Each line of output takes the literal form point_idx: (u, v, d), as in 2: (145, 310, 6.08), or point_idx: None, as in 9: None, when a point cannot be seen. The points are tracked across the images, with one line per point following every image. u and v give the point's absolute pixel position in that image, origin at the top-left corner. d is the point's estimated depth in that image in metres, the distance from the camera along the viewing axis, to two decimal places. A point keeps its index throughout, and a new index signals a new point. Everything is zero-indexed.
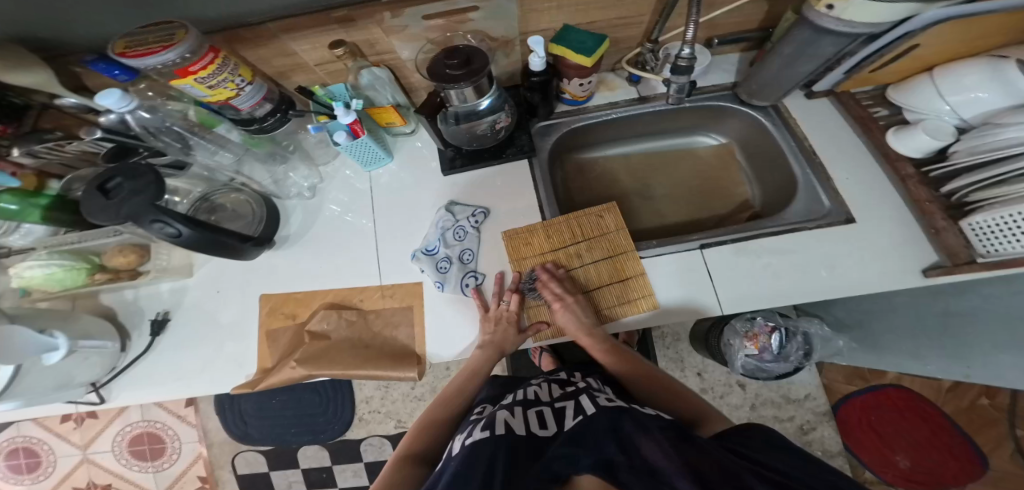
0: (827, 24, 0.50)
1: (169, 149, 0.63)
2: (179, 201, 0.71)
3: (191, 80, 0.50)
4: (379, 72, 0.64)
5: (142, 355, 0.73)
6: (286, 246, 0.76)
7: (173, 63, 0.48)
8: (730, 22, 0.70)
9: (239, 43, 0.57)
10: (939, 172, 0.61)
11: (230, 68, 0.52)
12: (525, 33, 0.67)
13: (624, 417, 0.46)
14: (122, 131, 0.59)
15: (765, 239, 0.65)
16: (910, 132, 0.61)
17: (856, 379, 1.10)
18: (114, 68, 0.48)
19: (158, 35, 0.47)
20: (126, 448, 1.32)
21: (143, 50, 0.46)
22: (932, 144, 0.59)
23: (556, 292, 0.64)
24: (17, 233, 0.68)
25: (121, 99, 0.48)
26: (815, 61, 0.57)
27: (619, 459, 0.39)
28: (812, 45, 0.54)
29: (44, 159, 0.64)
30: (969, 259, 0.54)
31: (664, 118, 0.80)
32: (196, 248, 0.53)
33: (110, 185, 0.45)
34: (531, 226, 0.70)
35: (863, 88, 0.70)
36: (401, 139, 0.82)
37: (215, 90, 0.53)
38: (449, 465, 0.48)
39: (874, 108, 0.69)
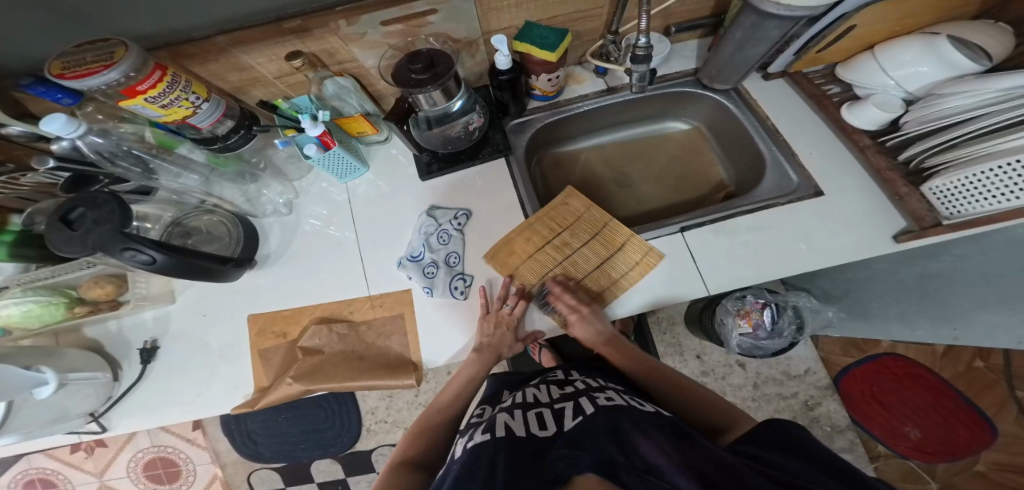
0: (769, 9, 0.50)
1: (130, 174, 0.64)
2: (150, 229, 0.66)
3: (141, 100, 0.49)
4: (344, 81, 0.66)
5: (136, 384, 0.72)
6: (268, 265, 0.76)
7: (117, 81, 0.48)
8: (682, 10, 0.70)
9: (185, 58, 0.57)
10: (894, 141, 0.62)
11: (182, 86, 0.52)
12: (487, 32, 0.67)
13: (621, 417, 0.48)
14: (77, 158, 0.59)
15: (738, 219, 0.66)
16: (864, 105, 0.62)
17: (853, 350, 1.11)
18: (55, 91, 0.48)
19: (98, 55, 0.47)
20: (142, 472, 1.31)
21: (82, 70, 0.46)
22: (883, 117, 0.60)
23: (571, 303, 0.64)
24: None
25: (67, 124, 0.48)
26: (764, 45, 0.58)
27: (619, 459, 0.41)
28: (758, 29, 0.55)
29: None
30: (935, 222, 0.55)
31: (633, 107, 0.81)
32: (173, 273, 0.53)
33: (73, 215, 0.45)
34: (506, 237, 0.70)
35: (815, 67, 0.71)
36: (375, 147, 0.81)
37: (168, 109, 0.53)
38: (452, 467, 0.49)
39: (827, 86, 0.70)
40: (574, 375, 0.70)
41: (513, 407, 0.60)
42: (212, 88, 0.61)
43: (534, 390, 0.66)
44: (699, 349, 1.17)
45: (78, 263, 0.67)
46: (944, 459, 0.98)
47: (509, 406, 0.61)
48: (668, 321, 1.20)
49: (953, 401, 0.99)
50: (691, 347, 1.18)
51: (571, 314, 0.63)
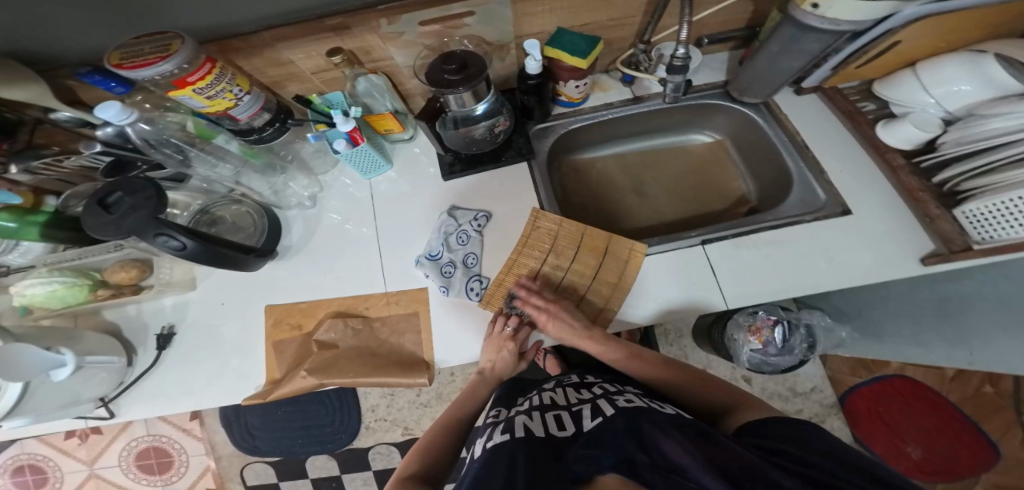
0: (812, 22, 0.51)
1: (169, 161, 0.65)
2: (179, 214, 0.70)
3: (190, 91, 0.52)
4: (375, 79, 0.67)
5: (149, 370, 0.73)
6: (287, 257, 0.76)
7: (172, 74, 0.49)
8: (714, 22, 0.71)
9: (232, 52, 0.58)
10: (930, 162, 0.62)
11: (228, 79, 0.54)
12: (519, 37, 0.67)
13: (642, 418, 0.45)
14: (120, 144, 0.61)
15: (762, 233, 0.65)
16: (901, 124, 0.62)
17: (861, 370, 1.08)
18: (109, 80, 0.50)
19: (151, 47, 0.48)
20: (133, 462, 1.31)
21: (139, 61, 0.47)
22: (922, 136, 0.60)
23: (540, 304, 0.64)
24: (16, 251, 0.68)
25: (120, 113, 0.49)
26: (802, 58, 0.58)
27: (640, 458, 0.38)
28: (797, 41, 0.55)
29: (40, 176, 0.67)
30: (965, 245, 0.55)
31: (657, 117, 0.81)
32: (198, 260, 0.53)
33: (111, 199, 0.46)
34: (498, 278, 0.69)
35: (850, 82, 0.72)
36: (399, 146, 0.82)
37: (213, 100, 0.55)
38: (471, 468, 0.50)
39: (861, 103, 0.71)
40: (590, 379, 0.69)
41: (532, 409, 0.60)
42: (255, 83, 0.63)
43: (551, 392, 0.65)
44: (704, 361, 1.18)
45: (108, 245, 0.71)
46: (943, 479, 0.98)
47: (527, 409, 0.60)
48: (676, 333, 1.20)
49: (959, 422, 0.98)
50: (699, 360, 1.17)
51: (541, 315, 0.63)
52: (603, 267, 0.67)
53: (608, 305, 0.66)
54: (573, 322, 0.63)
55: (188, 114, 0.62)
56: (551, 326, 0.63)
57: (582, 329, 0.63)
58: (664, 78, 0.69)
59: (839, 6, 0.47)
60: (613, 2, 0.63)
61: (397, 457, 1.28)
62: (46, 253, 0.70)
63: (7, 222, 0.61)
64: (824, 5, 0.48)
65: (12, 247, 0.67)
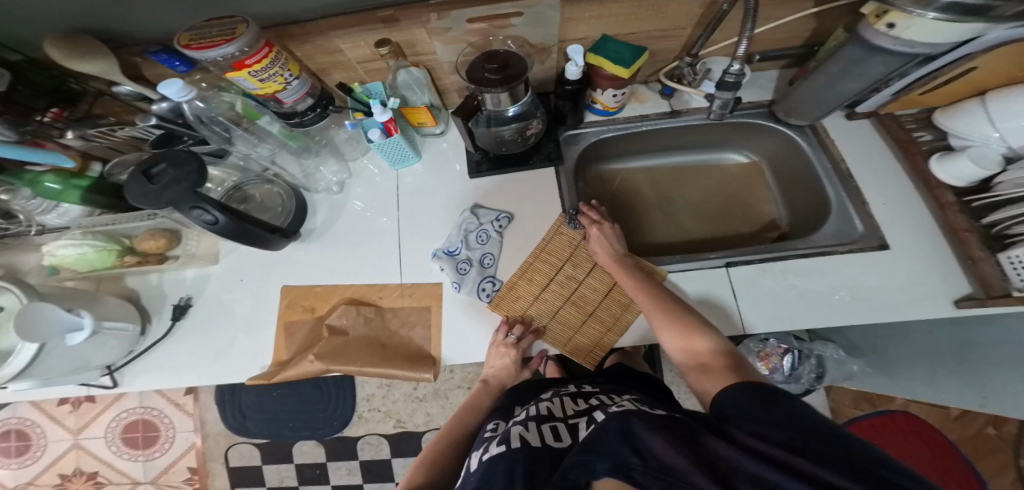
0: (884, 43, 0.49)
1: (214, 137, 0.67)
2: (213, 189, 0.72)
3: (246, 74, 0.55)
4: (416, 73, 0.68)
5: (160, 341, 0.73)
6: (311, 239, 0.77)
7: (232, 56, 0.53)
8: (773, 37, 0.69)
9: (289, 39, 0.61)
10: (982, 202, 0.59)
11: (281, 63, 0.57)
12: (563, 41, 0.67)
13: (633, 419, 0.43)
14: (172, 118, 0.65)
15: (791, 261, 0.64)
16: (957, 159, 0.59)
17: (863, 403, 1.10)
18: (175, 59, 0.55)
19: (219, 29, 0.52)
20: (119, 435, 1.32)
21: (205, 43, 0.51)
22: (977, 173, 0.57)
23: (594, 218, 0.70)
24: (54, 213, 0.70)
25: (181, 89, 0.53)
26: (863, 81, 0.57)
27: (634, 462, 0.37)
28: (861, 64, 0.53)
29: (91, 143, 0.68)
30: (1004, 291, 0.53)
31: (693, 132, 0.80)
32: (227, 236, 0.54)
33: (153, 171, 0.46)
34: (510, 282, 0.70)
35: (908, 110, 0.69)
36: (429, 140, 0.82)
37: (265, 83, 0.57)
38: (468, 481, 0.47)
39: (917, 132, 0.68)
40: (589, 388, 0.66)
41: (528, 419, 0.57)
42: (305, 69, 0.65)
43: (548, 401, 0.63)
44: None
45: (142, 213, 0.73)
46: None
47: (523, 418, 0.57)
48: None
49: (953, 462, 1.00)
50: None
51: (591, 225, 0.68)
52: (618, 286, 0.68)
53: (620, 322, 0.67)
54: (612, 246, 0.67)
55: (237, 94, 0.65)
56: (594, 241, 0.68)
57: (617, 255, 0.66)
58: (712, 94, 0.69)
59: (918, 28, 0.45)
60: (664, 13, 0.63)
61: (386, 449, 1.28)
62: (83, 217, 0.72)
63: (53, 185, 0.65)
64: (902, 24, 0.46)
65: (52, 208, 0.70)
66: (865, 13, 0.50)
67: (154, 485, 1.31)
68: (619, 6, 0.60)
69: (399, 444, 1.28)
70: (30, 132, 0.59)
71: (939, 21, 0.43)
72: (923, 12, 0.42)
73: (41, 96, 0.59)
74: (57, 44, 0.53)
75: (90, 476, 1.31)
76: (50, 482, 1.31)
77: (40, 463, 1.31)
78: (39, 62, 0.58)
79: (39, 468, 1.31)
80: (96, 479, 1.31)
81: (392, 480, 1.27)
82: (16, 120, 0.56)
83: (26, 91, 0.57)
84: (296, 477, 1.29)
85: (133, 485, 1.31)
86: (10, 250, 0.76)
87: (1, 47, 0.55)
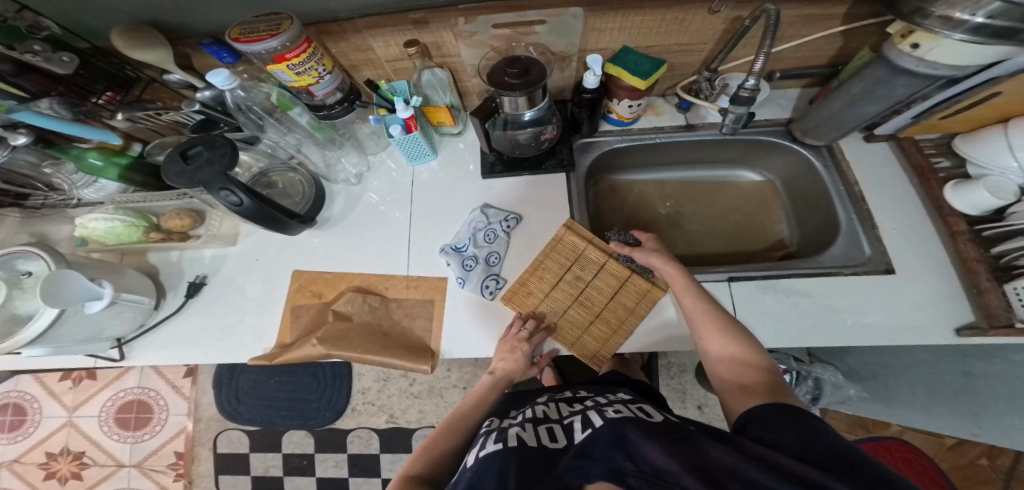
0: (907, 64, 0.48)
1: (247, 123, 0.72)
2: (241, 172, 0.75)
3: (285, 67, 0.58)
4: (440, 73, 0.71)
5: (171, 316, 0.76)
6: (326, 227, 0.79)
7: (274, 49, 0.56)
8: (795, 56, 0.70)
9: (327, 35, 0.64)
10: (993, 231, 0.58)
11: (317, 58, 0.60)
12: (584, 51, 0.69)
13: (627, 425, 0.45)
14: (213, 106, 0.69)
15: (795, 280, 0.64)
16: (971, 189, 0.59)
17: (859, 428, 1.15)
18: (223, 51, 0.58)
19: (266, 24, 0.55)
20: (113, 415, 1.34)
21: (253, 37, 0.54)
22: (991, 202, 0.57)
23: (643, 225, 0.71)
24: (92, 187, 0.74)
25: (227, 79, 0.56)
26: (883, 104, 0.56)
27: (627, 466, 0.39)
28: (884, 85, 0.53)
29: (137, 125, 0.72)
30: (1007, 322, 0.53)
31: (707, 148, 0.82)
32: (251, 219, 0.59)
33: (191, 151, 0.53)
34: (522, 278, 0.70)
35: (929, 135, 0.68)
36: (446, 139, 0.84)
37: (300, 76, 0.61)
38: (461, 479, 0.46)
39: (935, 158, 0.67)
40: (585, 393, 0.66)
41: (524, 421, 0.57)
42: (337, 64, 0.67)
43: (544, 406, 0.63)
44: (702, 401, 1.20)
45: (171, 193, 0.75)
46: None
47: (519, 420, 0.58)
48: (678, 368, 1.23)
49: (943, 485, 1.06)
50: (695, 398, 1.20)
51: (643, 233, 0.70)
52: (620, 294, 0.69)
53: (629, 322, 0.68)
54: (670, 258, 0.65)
55: (274, 85, 0.68)
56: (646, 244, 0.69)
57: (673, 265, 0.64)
58: (726, 108, 0.69)
59: (943, 50, 0.44)
60: (686, 27, 0.64)
61: (376, 444, 1.28)
62: (117, 193, 0.76)
63: (96, 161, 0.69)
64: (927, 45, 0.45)
65: (91, 183, 0.73)
66: (892, 35, 0.50)
67: (138, 468, 1.31)
68: (641, 19, 0.62)
69: (389, 438, 1.28)
70: (83, 112, 0.62)
71: (963, 43, 0.42)
72: (950, 33, 0.40)
73: (98, 80, 0.62)
74: (121, 33, 0.57)
75: (76, 456, 1.32)
76: (36, 459, 1.33)
77: (31, 439, 1.34)
78: (104, 49, 0.62)
79: (30, 443, 1.34)
80: (82, 460, 1.32)
81: (378, 475, 1.26)
82: (73, 100, 0.59)
83: (87, 75, 0.60)
84: (281, 467, 1.29)
85: (117, 467, 1.32)
86: (45, 220, 0.81)
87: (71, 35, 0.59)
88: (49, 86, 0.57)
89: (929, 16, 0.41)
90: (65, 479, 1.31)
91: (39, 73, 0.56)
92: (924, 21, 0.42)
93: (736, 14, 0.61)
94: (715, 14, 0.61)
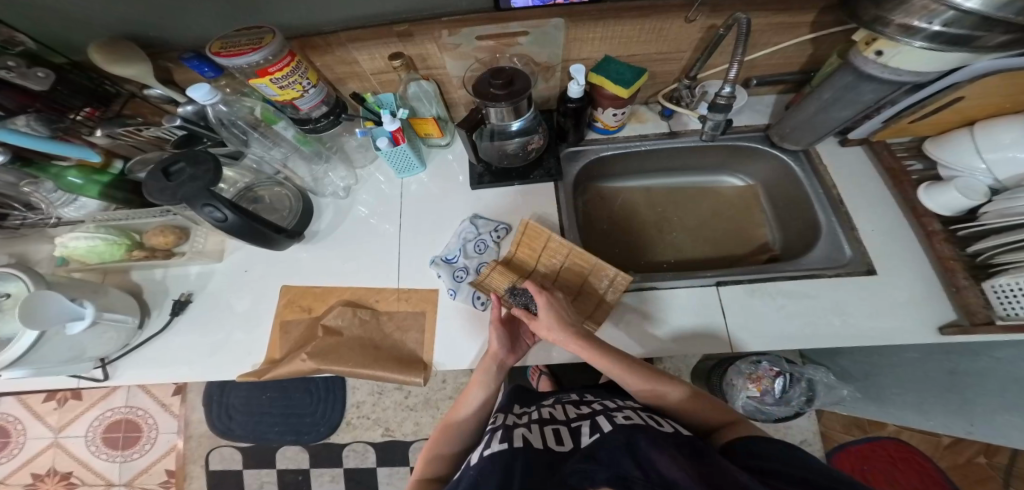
0: (871, 71, 0.50)
1: (232, 139, 0.72)
2: (224, 188, 0.73)
3: (267, 80, 0.58)
4: (426, 85, 0.72)
5: (158, 334, 0.74)
6: (314, 240, 0.79)
7: (256, 63, 0.56)
8: (769, 63, 0.72)
9: (310, 50, 0.64)
10: (967, 231, 0.60)
11: (301, 72, 0.60)
12: (567, 61, 0.70)
13: (638, 433, 0.46)
14: (196, 121, 0.68)
15: (780, 282, 0.66)
16: (944, 188, 0.60)
17: (855, 429, 1.16)
18: (204, 64, 0.59)
19: (248, 38, 0.55)
20: (100, 434, 1.30)
21: (234, 51, 0.54)
22: (963, 203, 0.58)
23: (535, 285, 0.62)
24: (71, 205, 0.72)
25: (208, 93, 0.56)
26: (853, 108, 0.57)
27: (635, 474, 0.39)
28: (852, 91, 0.54)
29: (118, 141, 0.71)
30: (987, 319, 0.54)
31: (692, 154, 0.83)
32: (236, 234, 0.58)
33: (173, 167, 0.52)
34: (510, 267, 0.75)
35: (902, 138, 0.70)
36: (434, 150, 0.85)
37: (284, 90, 0.60)
38: (464, 476, 0.47)
39: (909, 160, 0.69)
40: (590, 396, 0.66)
41: (531, 422, 0.57)
42: (321, 78, 0.68)
43: (550, 408, 0.62)
44: None
45: (154, 211, 0.75)
46: None
47: (525, 420, 0.58)
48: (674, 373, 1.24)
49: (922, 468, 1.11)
50: None
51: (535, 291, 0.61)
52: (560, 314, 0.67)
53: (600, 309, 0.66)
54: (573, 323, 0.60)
55: (258, 99, 0.68)
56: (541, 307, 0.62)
57: (579, 330, 0.59)
58: (704, 116, 0.71)
59: (903, 57, 0.46)
60: (664, 37, 0.65)
61: (372, 458, 1.26)
62: (98, 211, 0.74)
63: (76, 179, 0.67)
64: (888, 53, 0.47)
65: (71, 201, 0.72)
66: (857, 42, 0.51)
67: (127, 488, 1.27)
68: (621, 29, 0.63)
69: (385, 452, 1.26)
70: (63, 129, 0.61)
71: (923, 50, 0.43)
72: (910, 40, 0.42)
73: (77, 95, 0.61)
74: (100, 48, 0.57)
75: (63, 476, 1.28)
76: (23, 481, 1.28)
77: (15, 461, 1.30)
78: (82, 64, 0.62)
79: (13, 465, 1.29)
80: (69, 481, 1.28)
81: None
82: (52, 117, 0.59)
83: (67, 90, 0.59)
84: (275, 483, 1.26)
85: (106, 487, 1.27)
86: (23, 240, 0.79)
87: (47, 50, 0.59)
88: (27, 102, 0.56)
89: (889, 25, 0.42)
90: None
91: (18, 89, 0.55)
92: (884, 29, 0.43)
93: (710, 23, 0.63)
94: (691, 24, 0.62)
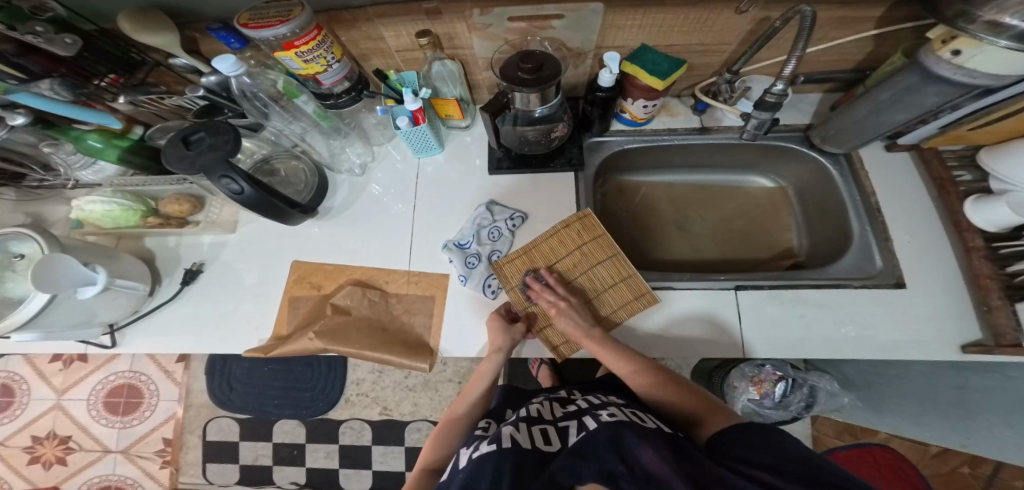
0: (942, 72, 0.47)
1: (252, 111, 0.70)
2: (242, 159, 0.73)
3: (293, 54, 0.56)
4: (451, 65, 0.69)
5: (167, 303, 0.74)
6: (329, 217, 0.77)
7: (283, 37, 0.54)
8: (819, 59, 0.69)
9: (338, 23, 0.62)
10: (1011, 249, 0.58)
11: (326, 46, 0.58)
12: (600, 47, 0.68)
13: (623, 428, 0.43)
14: (218, 92, 0.66)
15: (802, 290, 0.64)
16: (993, 204, 0.58)
17: (845, 434, 1.17)
18: (231, 37, 0.56)
19: (276, 11, 0.53)
20: (102, 398, 1.32)
21: (263, 23, 0.52)
22: (1011, 219, 0.56)
23: (551, 299, 0.63)
24: (89, 169, 0.71)
25: (233, 65, 0.54)
26: (911, 111, 0.55)
27: (620, 469, 0.38)
28: (914, 92, 0.52)
29: (139, 108, 0.69)
30: (1015, 341, 0.53)
31: (723, 151, 0.80)
32: (252, 207, 0.57)
33: (193, 137, 0.51)
34: (533, 242, 0.70)
35: (953, 146, 0.67)
36: (454, 132, 0.83)
37: (308, 64, 0.59)
38: (454, 480, 0.47)
39: (958, 171, 0.66)
40: (579, 394, 0.65)
41: (518, 419, 0.56)
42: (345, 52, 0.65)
43: (538, 404, 0.61)
44: None
45: (171, 178, 0.73)
46: None
47: (513, 418, 0.56)
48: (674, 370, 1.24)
49: (901, 465, 1.05)
50: None
51: (549, 309, 0.62)
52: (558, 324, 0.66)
53: (627, 307, 0.65)
54: (578, 319, 0.61)
55: (281, 73, 0.66)
56: (561, 318, 0.62)
57: (585, 327, 0.61)
58: (747, 113, 0.69)
59: (985, 57, 0.43)
60: (712, 27, 0.62)
61: (368, 436, 1.28)
62: (116, 176, 0.73)
63: (95, 143, 0.66)
64: (968, 52, 0.44)
65: (89, 164, 0.70)
66: (931, 39, 0.49)
67: (125, 454, 1.30)
68: (665, 17, 0.60)
69: (382, 431, 1.28)
70: (85, 95, 0.60)
71: (1006, 51, 0.41)
72: (994, 39, 0.40)
73: (103, 61, 0.59)
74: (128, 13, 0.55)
75: (62, 440, 1.31)
76: (21, 443, 1.31)
77: (19, 421, 1.32)
78: (110, 32, 0.60)
79: (15, 426, 1.32)
80: (67, 445, 1.30)
81: (369, 468, 1.26)
82: (75, 82, 0.57)
83: (92, 57, 0.57)
84: (270, 457, 1.28)
85: (103, 453, 1.30)
86: (36, 202, 0.79)
87: (75, 16, 0.57)
88: (52, 66, 0.54)
89: (974, 21, 0.40)
90: (51, 463, 1.30)
91: (43, 53, 0.53)
92: (968, 26, 0.41)
93: (764, 15, 0.60)
94: (741, 15, 0.59)
